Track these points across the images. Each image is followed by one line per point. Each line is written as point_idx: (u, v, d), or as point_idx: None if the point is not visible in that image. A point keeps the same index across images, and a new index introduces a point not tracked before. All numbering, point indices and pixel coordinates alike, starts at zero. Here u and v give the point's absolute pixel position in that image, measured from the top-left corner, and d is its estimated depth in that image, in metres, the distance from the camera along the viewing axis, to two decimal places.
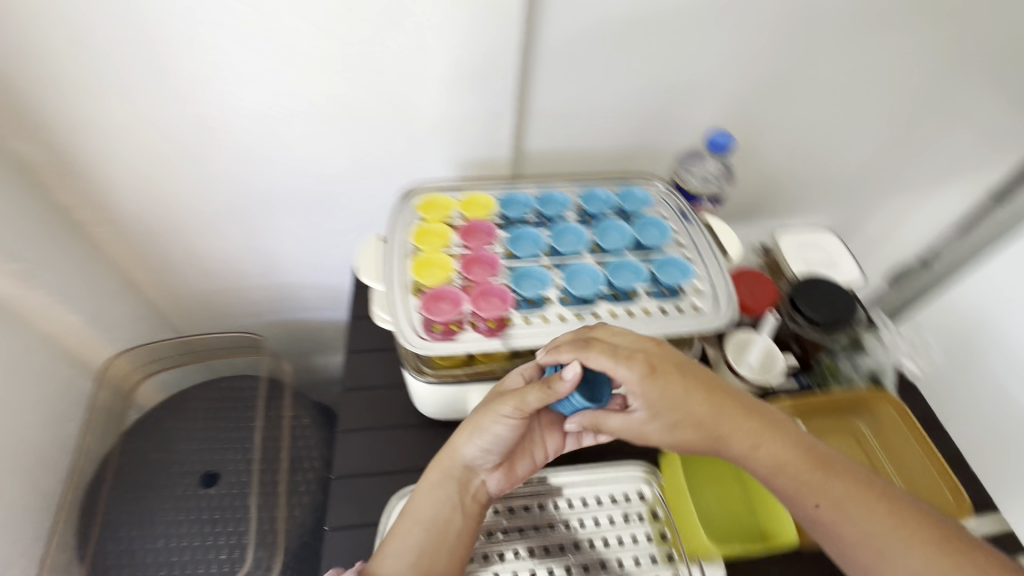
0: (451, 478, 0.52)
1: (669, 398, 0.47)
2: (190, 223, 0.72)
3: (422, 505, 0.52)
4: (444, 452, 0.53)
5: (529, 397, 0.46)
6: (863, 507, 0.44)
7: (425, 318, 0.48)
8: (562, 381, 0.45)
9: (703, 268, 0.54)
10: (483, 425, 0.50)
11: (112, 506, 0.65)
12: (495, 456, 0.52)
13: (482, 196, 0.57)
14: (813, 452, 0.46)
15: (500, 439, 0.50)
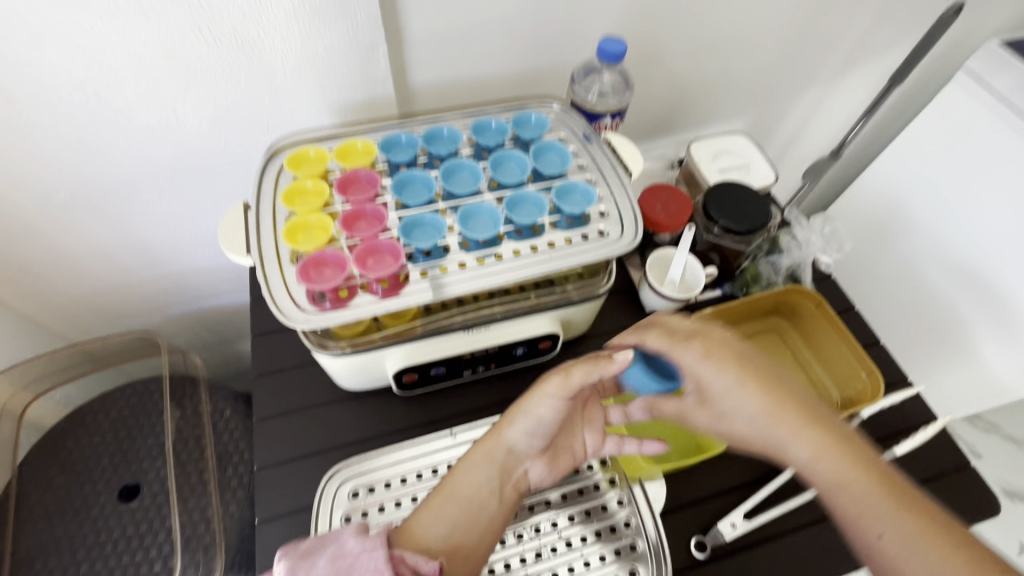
0: (496, 463, 0.49)
1: (721, 388, 0.47)
2: (36, 221, 0.61)
3: (458, 481, 0.48)
4: (489, 433, 0.50)
5: (577, 372, 0.46)
6: (934, 547, 0.38)
7: (308, 289, 0.43)
8: (610, 362, 0.46)
9: (607, 191, 0.51)
10: (530, 405, 0.48)
11: (21, 542, 0.59)
12: (542, 441, 0.49)
13: (359, 142, 0.51)
14: (882, 476, 0.41)
15: (547, 421, 0.48)
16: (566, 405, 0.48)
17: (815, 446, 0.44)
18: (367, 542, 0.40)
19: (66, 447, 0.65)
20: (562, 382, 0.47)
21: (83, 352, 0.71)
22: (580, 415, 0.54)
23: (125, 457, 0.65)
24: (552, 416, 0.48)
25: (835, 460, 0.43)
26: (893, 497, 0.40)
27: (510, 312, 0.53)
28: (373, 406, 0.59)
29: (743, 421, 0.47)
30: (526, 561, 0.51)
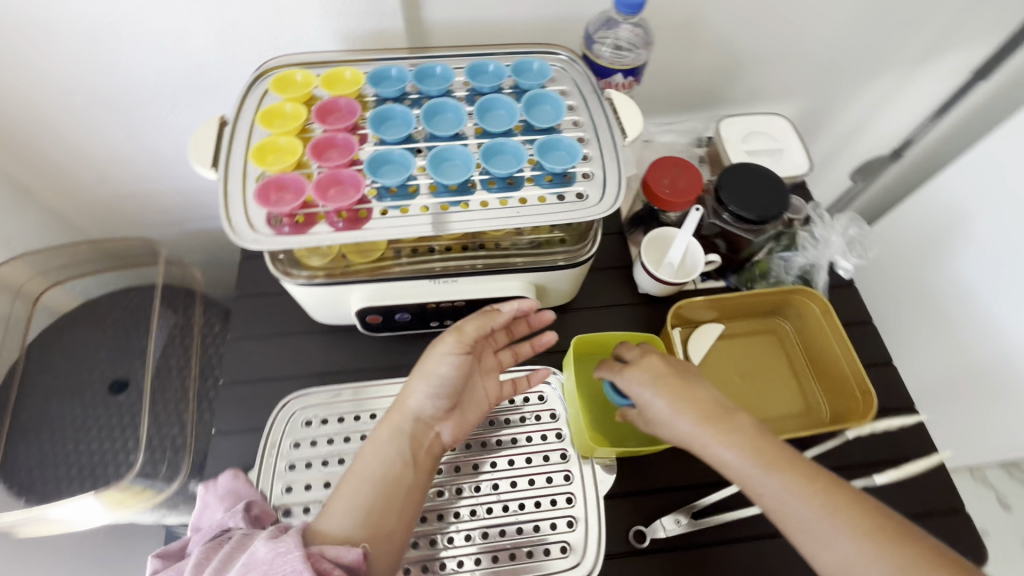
0: (405, 436, 0.50)
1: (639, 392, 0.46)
2: (58, 117, 0.64)
3: (372, 464, 0.48)
4: (395, 411, 0.50)
5: (472, 327, 0.51)
6: (803, 504, 0.39)
7: (268, 212, 0.43)
8: (499, 312, 0.52)
9: (596, 151, 0.47)
10: (429, 367, 0.50)
11: (21, 412, 0.65)
12: (444, 403, 0.51)
13: (347, 70, 0.49)
14: (781, 456, 0.41)
15: (448, 383, 0.50)
16: (466, 362, 0.51)
17: (727, 446, 0.42)
18: (280, 546, 0.41)
19: (70, 335, 0.70)
20: (458, 342, 0.50)
21: (101, 250, 0.76)
22: (477, 367, 0.54)
23: (121, 353, 0.70)
24: (451, 377, 0.50)
25: (727, 446, 0.42)
26: (791, 478, 0.40)
27: (480, 269, 0.52)
28: (339, 341, 0.59)
29: (665, 430, 0.45)
30: (459, 517, 0.52)
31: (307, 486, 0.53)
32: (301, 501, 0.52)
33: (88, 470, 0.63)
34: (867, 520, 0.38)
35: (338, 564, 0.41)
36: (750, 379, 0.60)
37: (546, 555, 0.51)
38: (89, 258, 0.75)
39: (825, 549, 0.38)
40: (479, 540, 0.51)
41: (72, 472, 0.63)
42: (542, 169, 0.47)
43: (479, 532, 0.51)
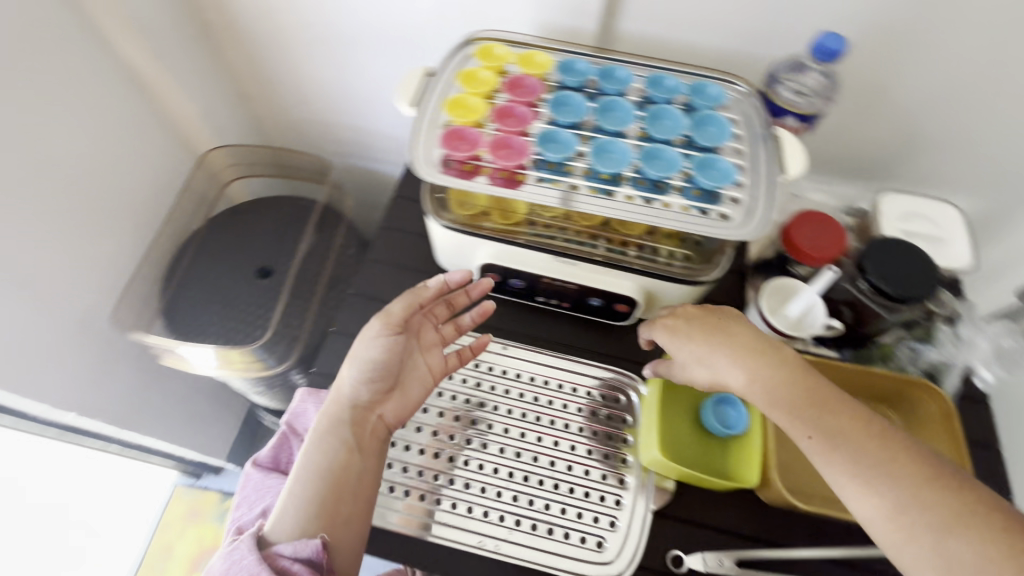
0: (345, 423, 0.54)
1: (683, 334, 0.52)
2: (286, 44, 0.78)
3: (320, 454, 0.54)
4: (333, 403, 0.56)
5: (397, 309, 0.56)
6: (852, 441, 0.43)
7: (444, 155, 0.49)
8: (426, 288, 0.58)
9: (751, 180, 0.49)
10: (357, 353, 0.56)
11: (191, 268, 0.79)
12: (377, 386, 0.55)
13: (541, 55, 0.55)
14: (833, 400, 0.45)
15: (375, 367, 0.55)
16: (392, 344, 0.55)
17: (769, 383, 0.47)
18: (235, 554, 0.49)
19: (236, 215, 0.83)
20: (383, 325, 0.56)
21: (277, 157, 0.90)
22: (414, 346, 0.58)
23: (270, 245, 0.81)
24: (376, 358, 0.55)
25: (768, 382, 0.47)
26: (836, 419, 0.45)
27: (601, 260, 0.55)
28: None
29: (706, 372, 0.51)
30: (512, 477, 0.55)
31: None
32: None
33: (220, 329, 0.75)
34: (913, 456, 0.41)
35: (297, 558, 0.48)
36: None
37: (581, 542, 0.52)
38: (269, 165, 0.91)
39: (872, 483, 0.41)
40: (523, 505, 0.53)
41: (209, 326, 0.75)
42: (692, 184, 0.49)
43: (526, 498, 0.54)
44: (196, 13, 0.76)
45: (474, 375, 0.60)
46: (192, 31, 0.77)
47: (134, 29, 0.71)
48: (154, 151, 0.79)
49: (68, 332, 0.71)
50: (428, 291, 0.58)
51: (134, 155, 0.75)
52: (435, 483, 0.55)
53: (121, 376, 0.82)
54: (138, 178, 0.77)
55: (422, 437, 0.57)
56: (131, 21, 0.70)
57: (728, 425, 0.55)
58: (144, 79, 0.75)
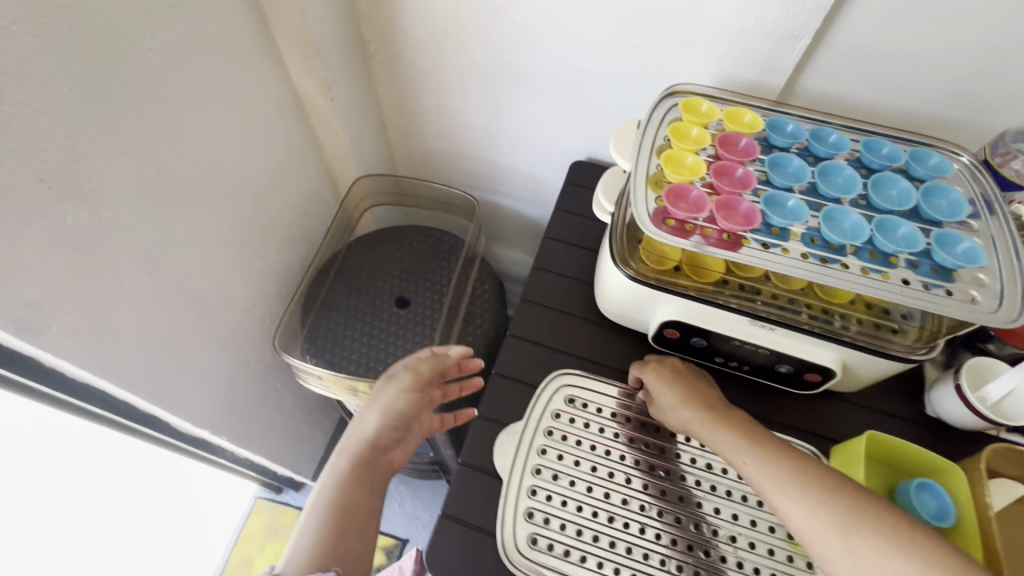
0: (363, 462, 0.56)
1: (658, 387, 0.57)
2: (445, 80, 0.79)
3: (334, 492, 0.54)
4: (353, 441, 0.58)
5: (424, 365, 0.62)
6: (776, 466, 0.47)
7: (661, 210, 0.48)
8: (448, 352, 0.64)
9: (995, 261, 0.46)
10: (385, 397, 0.60)
11: (331, 293, 0.80)
12: (394, 432, 0.59)
13: (748, 113, 0.54)
14: (766, 439, 0.49)
15: (399, 414, 0.59)
16: (413, 398, 0.61)
17: (719, 424, 0.52)
18: None
19: (368, 243, 0.85)
20: (410, 378, 0.61)
21: (398, 185, 0.94)
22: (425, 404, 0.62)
23: (408, 277, 0.82)
24: (401, 407, 0.60)
25: (712, 421, 0.52)
26: (768, 450, 0.48)
27: (803, 327, 0.52)
28: (610, 338, 0.65)
29: (670, 418, 0.55)
30: (692, 552, 0.52)
31: (559, 457, 0.56)
32: (553, 466, 0.56)
33: (357, 356, 0.75)
34: (830, 477, 0.45)
35: None
36: None
37: None
38: (391, 193, 0.95)
39: (788, 496, 0.45)
40: None
41: (345, 352, 0.75)
42: (928, 260, 0.46)
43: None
44: (363, 49, 0.78)
45: (640, 435, 0.58)
46: (357, 65, 0.79)
47: (324, 80, 0.72)
48: (304, 179, 0.82)
49: (217, 348, 0.73)
50: (444, 355, 0.64)
51: (287, 183, 0.78)
52: (611, 550, 0.52)
53: (250, 392, 0.83)
54: (288, 204, 0.80)
55: (592, 498, 0.54)
56: (325, 75, 0.72)
57: (932, 514, 0.51)
58: (309, 110, 0.78)
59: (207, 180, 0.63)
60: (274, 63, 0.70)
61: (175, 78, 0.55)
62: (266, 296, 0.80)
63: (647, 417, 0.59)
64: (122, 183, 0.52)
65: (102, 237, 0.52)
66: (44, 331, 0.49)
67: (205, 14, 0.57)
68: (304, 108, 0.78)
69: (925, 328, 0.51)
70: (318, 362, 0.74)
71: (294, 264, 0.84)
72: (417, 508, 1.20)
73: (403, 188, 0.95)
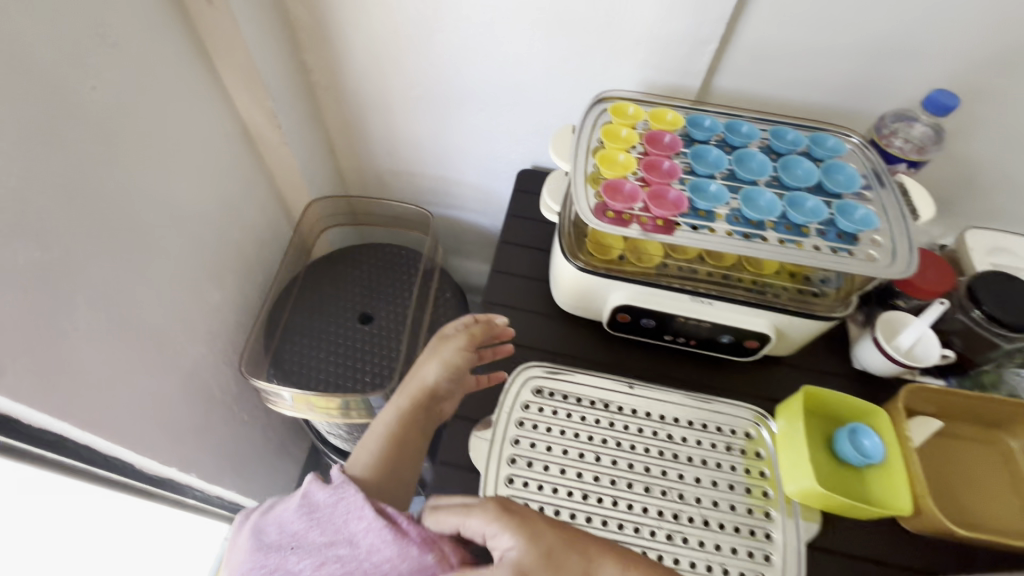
0: (421, 406, 0.63)
1: (523, 535, 0.45)
2: (390, 103, 0.82)
3: (393, 429, 0.61)
4: (414, 387, 0.64)
5: (477, 330, 0.65)
6: None
7: (601, 204, 0.52)
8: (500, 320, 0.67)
9: (886, 224, 0.53)
10: (444, 354, 0.64)
11: (294, 315, 0.81)
12: (450, 386, 0.64)
13: (670, 113, 0.60)
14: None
15: (454, 369, 0.64)
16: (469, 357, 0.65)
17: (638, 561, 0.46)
18: (341, 489, 0.52)
19: (328, 264, 0.86)
20: (466, 339, 0.65)
21: (351, 204, 0.95)
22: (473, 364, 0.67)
23: (370, 293, 0.83)
24: (457, 363, 0.64)
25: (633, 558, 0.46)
26: None
27: (737, 299, 0.58)
28: (569, 330, 0.69)
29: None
30: (663, 516, 0.56)
31: (532, 445, 0.60)
32: (527, 455, 0.59)
33: (326, 374, 0.75)
34: None
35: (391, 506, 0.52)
36: (964, 483, 0.59)
37: None
38: (344, 212, 0.96)
39: None
40: (677, 543, 0.55)
41: (314, 372, 0.76)
42: (834, 227, 0.53)
43: (680, 536, 0.55)
44: (307, 77, 0.81)
45: (605, 416, 0.62)
46: (303, 93, 0.81)
47: (272, 109, 0.74)
48: (257, 208, 0.83)
49: (180, 383, 0.72)
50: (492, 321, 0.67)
51: (240, 212, 0.79)
52: (589, 525, 0.55)
53: (215, 426, 0.81)
54: (242, 232, 0.80)
55: (567, 479, 0.58)
56: (272, 104, 0.74)
57: (865, 454, 0.57)
58: (258, 139, 0.79)
59: (160, 213, 0.64)
60: (219, 96, 0.71)
61: (121, 114, 0.56)
62: (227, 326, 0.80)
63: (610, 399, 0.63)
64: (73, 221, 0.53)
65: (57, 277, 0.52)
66: (2, 375, 0.48)
67: (146, 50, 0.58)
68: (253, 138, 0.79)
69: (841, 288, 0.58)
70: (290, 381, 0.75)
71: (253, 292, 0.84)
72: None
73: (357, 209, 0.97)
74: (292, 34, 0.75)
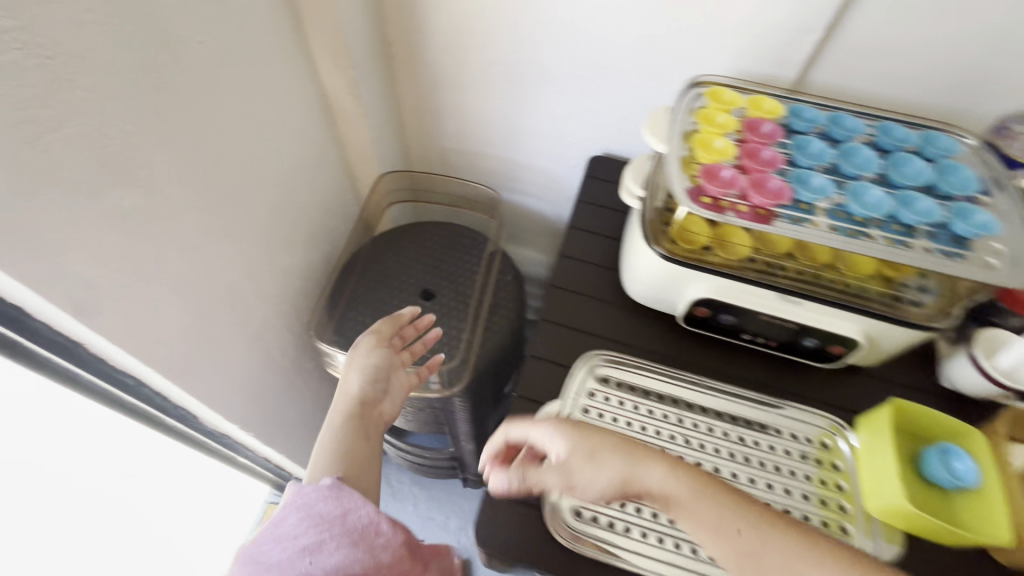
0: (357, 413, 0.64)
1: (577, 433, 0.48)
2: (466, 80, 0.82)
3: (337, 443, 0.61)
4: (340, 401, 0.64)
5: (385, 326, 0.71)
6: (783, 536, 0.42)
7: (695, 188, 0.50)
8: (404, 313, 0.73)
9: (1007, 231, 0.49)
10: (361, 358, 0.67)
11: (358, 285, 0.82)
12: (377, 385, 0.67)
13: (769, 101, 0.57)
14: (724, 493, 0.45)
15: (376, 369, 0.67)
16: (386, 353, 0.69)
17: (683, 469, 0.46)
18: (348, 502, 0.53)
19: (392, 238, 0.87)
20: (374, 339, 0.69)
21: (413, 180, 0.95)
22: (396, 364, 0.70)
23: (432, 270, 0.84)
24: (376, 362, 0.68)
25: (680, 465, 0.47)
26: (753, 508, 0.44)
27: (829, 300, 0.55)
28: (638, 321, 0.67)
29: (595, 473, 0.47)
30: None
31: None
32: None
33: None
34: (818, 538, 0.42)
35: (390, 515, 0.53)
36: None
37: None
38: (404, 186, 0.96)
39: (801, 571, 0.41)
40: None
41: None
42: (947, 231, 0.49)
43: None
44: (386, 51, 0.81)
45: (673, 410, 0.60)
46: (381, 67, 0.81)
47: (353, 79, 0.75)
48: (328, 178, 0.84)
49: (248, 342, 0.73)
50: (399, 317, 0.72)
51: (313, 180, 0.80)
52: (654, 521, 0.53)
53: (275, 388, 0.83)
54: (313, 201, 0.81)
55: None
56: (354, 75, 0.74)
57: (959, 477, 0.53)
58: (336, 109, 0.80)
59: (245, 173, 0.65)
60: (305, 63, 0.72)
61: (219, 71, 0.57)
62: (292, 292, 0.81)
63: (678, 394, 0.61)
64: (172, 173, 0.54)
65: (153, 225, 0.53)
66: (97, 314, 0.49)
67: (245, 9, 0.59)
68: (331, 108, 0.80)
69: (942, 298, 0.55)
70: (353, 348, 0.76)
71: (317, 260, 0.86)
72: (433, 510, 1.21)
73: (419, 185, 0.97)
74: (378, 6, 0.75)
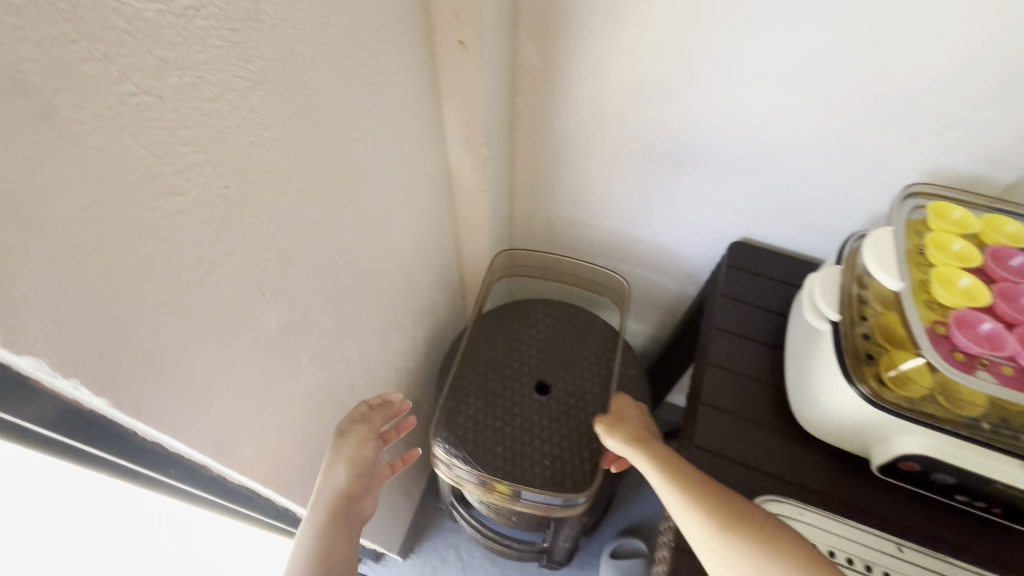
0: (342, 514, 0.57)
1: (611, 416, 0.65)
2: (598, 153, 0.75)
3: (322, 546, 0.54)
4: (324, 497, 0.56)
5: (377, 417, 0.62)
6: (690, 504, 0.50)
7: (942, 340, 0.42)
8: (395, 399, 0.66)
9: None
10: (354, 452, 0.58)
11: (466, 372, 0.75)
12: (363, 481, 0.59)
13: (1012, 223, 0.48)
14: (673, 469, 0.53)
15: (365, 466, 0.59)
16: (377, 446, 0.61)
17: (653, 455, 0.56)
18: None
19: (502, 318, 0.80)
20: (367, 429, 0.61)
21: (511, 259, 0.88)
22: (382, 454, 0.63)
23: (547, 357, 0.76)
24: (366, 457, 0.60)
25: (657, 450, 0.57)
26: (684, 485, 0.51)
27: None
28: (810, 455, 0.57)
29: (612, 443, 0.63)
30: None
31: None
32: None
33: (503, 449, 0.69)
34: (720, 513, 0.48)
35: None
36: None
37: None
38: (504, 267, 0.88)
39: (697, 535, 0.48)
40: None
41: (490, 445, 0.69)
42: None
43: None
44: (512, 122, 0.75)
45: None
46: (506, 139, 0.75)
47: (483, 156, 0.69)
48: (439, 251, 0.78)
49: None
50: (387, 402, 0.65)
51: (427, 257, 0.74)
52: None
53: None
54: (425, 278, 0.76)
55: None
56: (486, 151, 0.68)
57: None
58: (456, 182, 0.74)
59: (374, 263, 0.59)
60: (436, 139, 0.66)
61: (369, 165, 0.51)
62: (398, 375, 0.75)
63: (873, 562, 0.50)
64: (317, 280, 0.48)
65: (295, 339, 0.47)
66: (236, 447, 0.43)
67: (398, 95, 0.53)
68: (451, 180, 0.74)
69: None
70: (464, 450, 0.68)
71: (422, 336, 0.80)
72: None
73: (516, 261, 0.89)
74: (515, 80, 0.69)
